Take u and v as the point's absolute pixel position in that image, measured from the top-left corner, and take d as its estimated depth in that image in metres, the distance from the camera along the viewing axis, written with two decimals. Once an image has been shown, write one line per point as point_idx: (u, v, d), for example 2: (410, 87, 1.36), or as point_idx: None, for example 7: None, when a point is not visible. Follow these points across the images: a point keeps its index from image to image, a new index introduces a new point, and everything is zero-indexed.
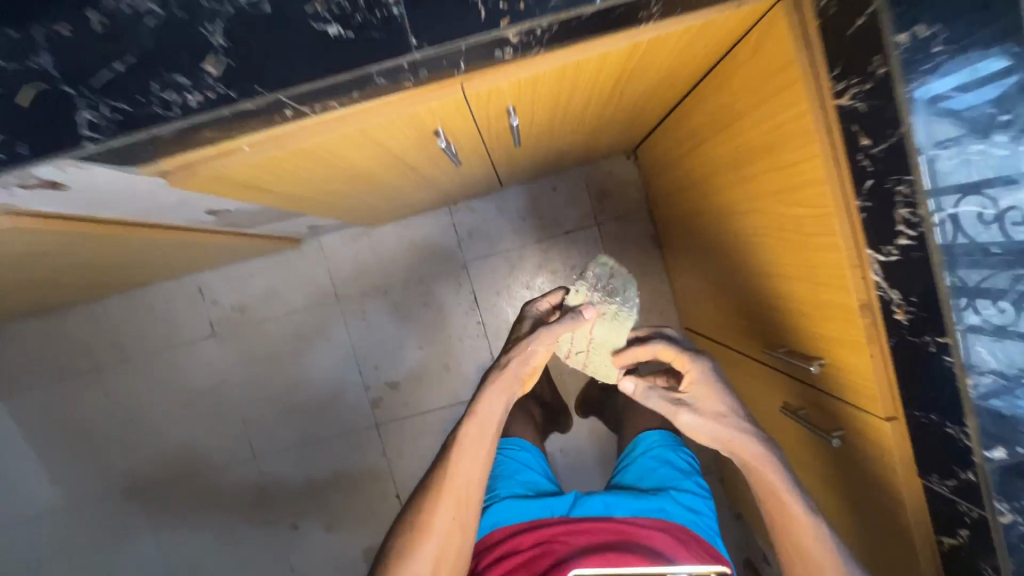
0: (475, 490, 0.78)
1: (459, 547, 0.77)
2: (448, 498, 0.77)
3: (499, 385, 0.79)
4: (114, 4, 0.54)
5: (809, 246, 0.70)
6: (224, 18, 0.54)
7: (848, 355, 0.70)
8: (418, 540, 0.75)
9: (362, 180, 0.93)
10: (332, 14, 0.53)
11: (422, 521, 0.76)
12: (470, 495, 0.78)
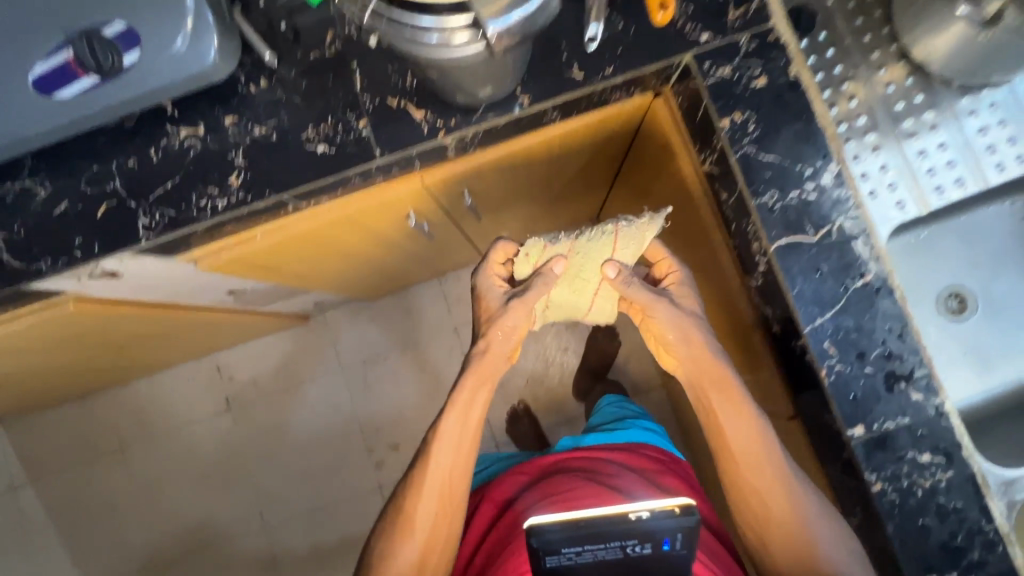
0: (456, 466, 0.81)
1: (443, 530, 0.81)
2: (425, 487, 0.80)
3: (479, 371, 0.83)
4: (167, 142, 0.77)
5: (715, 281, 0.84)
6: (244, 145, 0.76)
7: (758, 371, 0.81)
8: (402, 530, 0.79)
9: (354, 257, 1.13)
10: (320, 137, 0.75)
11: (403, 511, 0.80)
12: (451, 475, 0.81)
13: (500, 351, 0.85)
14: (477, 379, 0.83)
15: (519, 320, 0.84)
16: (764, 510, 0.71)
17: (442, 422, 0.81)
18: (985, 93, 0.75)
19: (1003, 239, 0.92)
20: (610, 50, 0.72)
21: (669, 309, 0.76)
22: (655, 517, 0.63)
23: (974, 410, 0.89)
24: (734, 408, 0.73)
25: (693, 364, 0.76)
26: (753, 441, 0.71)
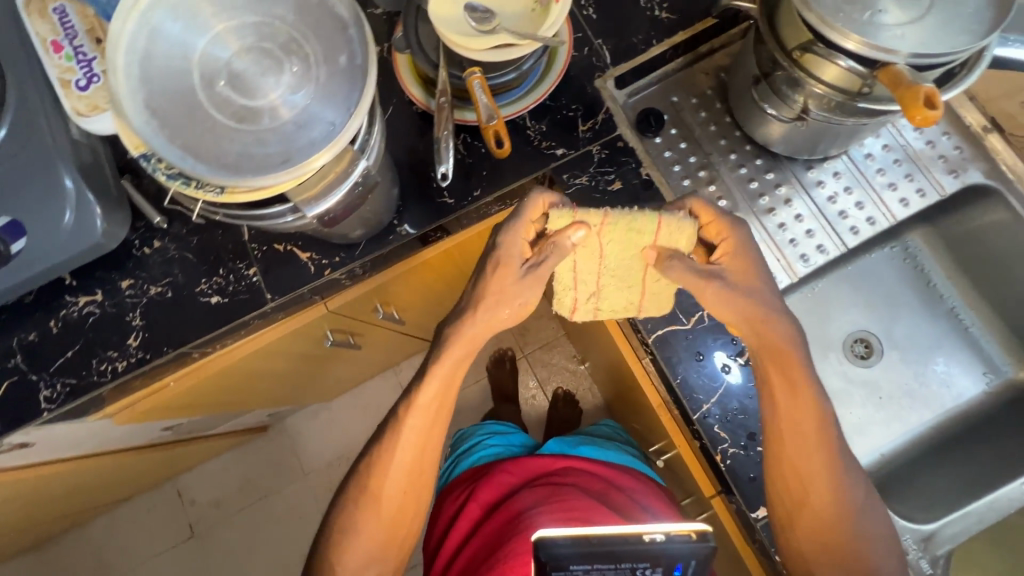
0: (428, 436, 0.74)
1: (407, 504, 0.76)
2: (397, 456, 0.74)
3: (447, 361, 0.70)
4: (66, 311, 0.79)
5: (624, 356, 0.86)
6: (141, 305, 0.78)
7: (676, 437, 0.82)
8: (363, 503, 0.75)
9: (284, 377, 1.13)
10: (213, 289, 0.78)
11: (369, 485, 0.75)
12: (422, 446, 0.74)
13: (474, 338, 0.69)
14: (453, 361, 0.70)
15: (531, 295, 0.68)
16: (803, 495, 0.67)
17: (417, 395, 0.72)
18: (829, 164, 0.81)
19: (897, 282, 0.95)
20: (475, 175, 0.78)
21: (735, 248, 0.66)
22: (671, 540, 0.58)
23: (900, 454, 0.90)
24: (801, 384, 0.66)
25: (763, 329, 0.65)
26: (807, 425, 0.67)
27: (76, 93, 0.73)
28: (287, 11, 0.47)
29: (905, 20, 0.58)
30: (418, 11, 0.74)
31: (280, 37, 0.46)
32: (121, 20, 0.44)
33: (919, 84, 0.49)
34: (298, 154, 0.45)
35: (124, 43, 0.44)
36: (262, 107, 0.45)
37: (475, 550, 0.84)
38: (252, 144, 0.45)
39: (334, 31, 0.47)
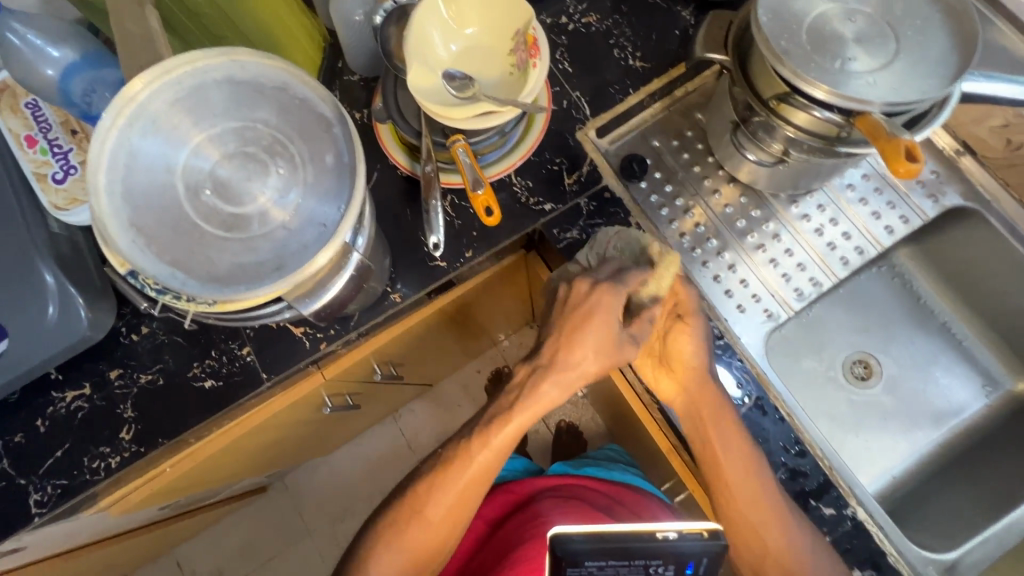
0: (488, 472, 0.72)
1: (453, 523, 0.73)
2: (459, 485, 0.71)
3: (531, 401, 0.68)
4: (53, 408, 0.76)
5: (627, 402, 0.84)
6: (132, 396, 0.76)
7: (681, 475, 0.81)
8: (410, 519, 0.72)
9: (282, 446, 1.09)
10: (206, 373, 0.76)
11: (418, 502, 0.72)
12: (484, 474, 0.71)
13: (568, 383, 0.68)
14: (532, 402, 0.69)
15: (597, 334, 0.67)
16: (759, 540, 0.66)
17: (490, 432, 0.70)
18: (812, 198, 0.82)
19: (889, 302, 0.96)
20: (466, 236, 0.77)
21: (697, 319, 0.69)
22: (683, 539, 0.58)
23: (912, 474, 0.90)
24: (737, 443, 0.67)
25: (692, 393, 0.68)
26: (751, 476, 0.66)
27: (54, 186, 0.71)
28: (269, 113, 0.47)
29: (874, 66, 0.60)
30: (396, 79, 0.74)
31: (264, 140, 0.46)
32: (98, 140, 0.43)
33: (896, 137, 0.50)
34: (291, 259, 0.44)
35: (102, 163, 0.43)
36: (250, 214, 0.45)
37: (484, 559, 0.85)
38: (241, 252, 0.44)
39: (319, 130, 0.47)
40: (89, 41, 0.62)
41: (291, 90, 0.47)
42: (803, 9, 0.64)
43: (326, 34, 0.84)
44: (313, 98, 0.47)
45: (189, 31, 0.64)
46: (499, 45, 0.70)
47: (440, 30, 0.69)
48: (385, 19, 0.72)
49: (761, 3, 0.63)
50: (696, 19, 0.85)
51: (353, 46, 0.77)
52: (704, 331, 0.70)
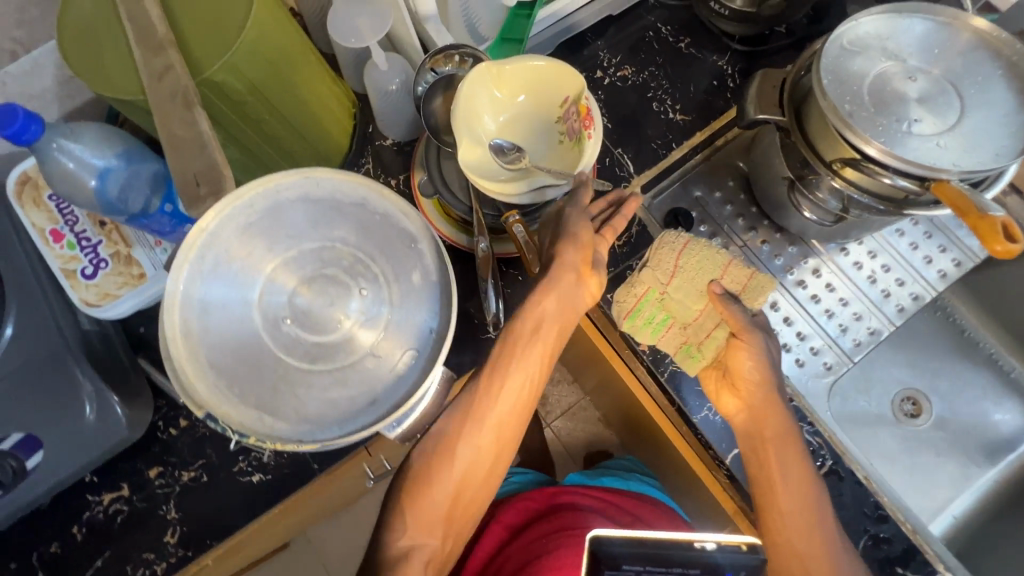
0: (509, 427, 0.61)
1: (478, 485, 0.61)
2: (472, 443, 0.60)
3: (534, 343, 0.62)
4: (89, 514, 0.71)
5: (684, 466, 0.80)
6: (174, 495, 0.72)
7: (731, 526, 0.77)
8: (424, 488, 0.58)
9: (317, 521, 1.03)
10: (253, 466, 0.72)
11: (430, 466, 0.59)
12: (504, 435, 0.61)
13: (564, 306, 0.62)
14: (528, 327, 0.61)
15: (583, 236, 0.62)
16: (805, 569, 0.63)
17: (499, 375, 0.60)
18: (861, 244, 0.82)
19: (933, 336, 0.95)
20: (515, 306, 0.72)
21: (760, 337, 0.68)
22: (722, 550, 0.57)
23: (973, 514, 0.89)
24: (797, 471, 0.65)
25: (755, 411, 0.67)
26: (808, 504, 0.64)
27: (84, 282, 0.68)
28: (346, 231, 0.47)
29: (941, 127, 0.59)
30: (439, 150, 0.72)
31: (344, 260, 0.46)
32: (174, 276, 0.42)
33: (990, 214, 0.49)
34: (384, 391, 0.44)
35: (182, 303, 0.42)
36: (336, 342, 0.45)
37: (508, 559, 0.81)
38: (331, 385, 0.44)
39: (403, 247, 0.47)
40: (127, 140, 0.58)
41: (370, 205, 0.47)
42: (862, 67, 0.62)
43: (355, 96, 0.81)
44: (394, 214, 0.47)
45: (228, 118, 0.60)
46: (546, 114, 0.67)
47: (487, 103, 0.66)
48: (430, 89, 0.69)
49: (821, 65, 0.61)
50: (733, 68, 0.84)
51: (388, 114, 0.75)
52: (767, 349, 0.68)
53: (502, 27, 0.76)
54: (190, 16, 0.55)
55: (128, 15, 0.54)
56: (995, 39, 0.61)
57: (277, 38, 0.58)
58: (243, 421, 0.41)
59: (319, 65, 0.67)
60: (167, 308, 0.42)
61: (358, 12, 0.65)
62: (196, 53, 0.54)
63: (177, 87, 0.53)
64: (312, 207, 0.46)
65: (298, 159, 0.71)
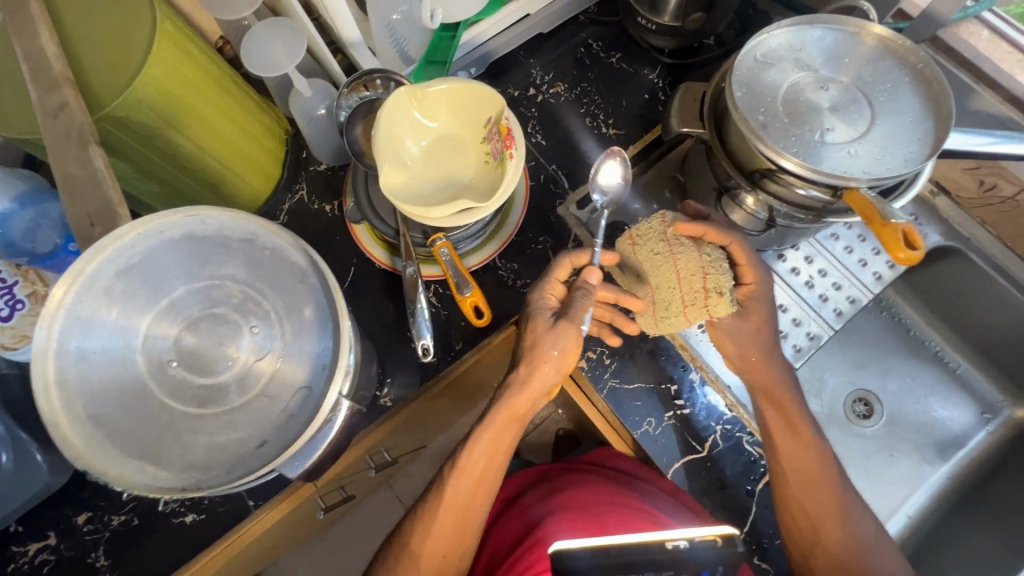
0: (471, 504, 0.65)
1: (450, 563, 0.65)
2: (440, 518, 0.65)
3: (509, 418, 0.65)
4: (13, 566, 0.68)
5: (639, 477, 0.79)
6: (105, 541, 0.69)
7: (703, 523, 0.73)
8: (399, 561, 0.64)
9: (275, 555, 0.96)
10: (186, 505, 0.70)
11: (409, 540, 0.65)
12: (462, 513, 0.65)
13: (530, 393, 0.65)
14: (499, 421, 0.65)
15: (568, 344, 0.64)
16: (814, 530, 0.62)
17: (461, 456, 0.65)
18: (798, 250, 0.83)
19: (879, 336, 0.95)
20: (454, 326, 0.73)
21: (732, 315, 0.66)
22: (696, 548, 0.50)
23: (926, 513, 0.88)
24: (793, 425, 0.65)
25: (748, 368, 0.67)
26: (813, 460, 0.64)
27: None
28: (236, 268, 0.48)
29: (853, 135, 0.60)
30: (366, 175, 0.72)
31: (233, 297, 0.47)
32: (47, 324, 0.41)
33: (892, 222, 0.50)
34: (274, 433, 0.44)
35: (57, 352, 0.42)
36: (227, 384, 0.45)
37: (497, 543, 0.71)
38: (220, 429, 0.44)
39: (294, 283, 0.48)
40: (32, 179, 0.58)
41: (260, 241, 0.48)
42: (776, 79, 0.62)
43: (288, 122, 0.80)
44: (284, 249, 0.48)
45: (138, 152, 0.59)
46: (471, 134, 0.68)
47: (408, 128, 0.66)
48: (350, 116, 0.69)
49: (733, 78, 0.61)
50: (664, 81, 0.85)
51: (319, 140, 0.75)
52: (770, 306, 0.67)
53: (428, 48, 0.77)
54: (89, 50, 0.54)
55: (24, 53, 0.52)
56: (901, 47, 0.62)
57: (183, 73, 0.57)
58: (121, 472, 0.41)
59: (240, 96, 0.67)
60: (40, 358, 0.41)
61: (273, 40, 0.64)
62: (94, 89, 0.53)
63: (72, 124, 0.51)
64: (198, 246, 0.47)
65: (223, 191, 0.70)
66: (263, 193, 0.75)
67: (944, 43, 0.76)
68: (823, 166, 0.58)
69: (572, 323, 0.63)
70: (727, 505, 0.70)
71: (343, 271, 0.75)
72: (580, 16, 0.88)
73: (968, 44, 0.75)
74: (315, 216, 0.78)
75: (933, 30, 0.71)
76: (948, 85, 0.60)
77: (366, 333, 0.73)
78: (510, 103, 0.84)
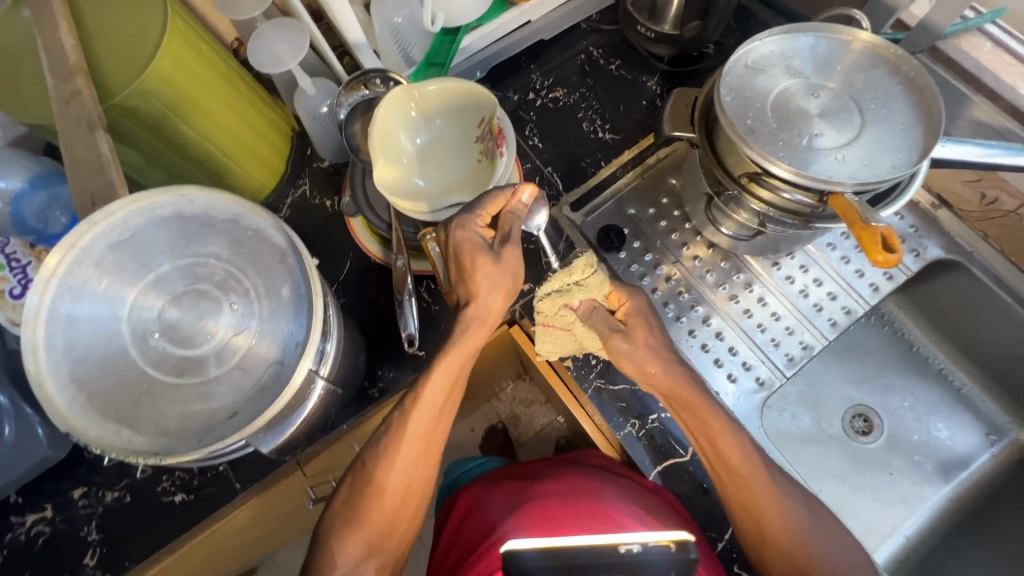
0: (433, 436, 0.62)
1: (413, 495, 0.62)
2: (404, 449, 0.60)
3: (465, 333, 0.60)
4: (11, 535, 0.70)
5: None
6: (97, 516, 0.71)
7: None
8: (364, 501, 0.60)
9: (263, 545, 0.94)
10: (177, 485, 0.71)
11: (369, 472, 0.61)
12: (425, 441, 0.61)
13: (494, 318, 0.61)
14: (463, 350, 0.60)
15: (514, 265, 0.60)
16: (758, 527, 0.61)
17: (423, 387, 0.60)
18: (794, 259, 0.83)
19: (880, 351, 0.93)
20: (445, 321, 0.74)
21: (621, 342, 0.64)
22: (649, 553, 0.49)
23: (925, 535, 0.85)
24: (718, 430, 0.62)
25: (653, 382, 0.64)
26: (742, 453, 0.61)
27: (11, 301, 0.65)
28: (219, 246, 0.51)
29: (842, 141, 0.59)
30: (364, 170, 0.74)
31: (217, 274, 0.50)
32: (38, 291, 0.44)
33: (873, 224, 0.51)
34: (245, 405, 0.47)
35: (46, 318, 0.44)
36: (203, 356, 0.48)
37: (471, 533, 0.67)
38: (194, 399, 0.47)
39: (274, 262, 0.50)
40: (46, 164, 0.63)
41: (244, 221, 0.51)
42: (766, 85, 0.63)
43: (295, 120, 0.83)
44: (266, 229, 0.51)
45: (143, 140, 0.62)
46: (466, 134, 0.70)
47: (404, 125, 0.68)
48: (349, 113, 0.72)
49: (722, 83, 0.62)
50: (663, 88, 0.86)
51: (320, 137, 0.77)
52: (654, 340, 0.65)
53: (428, 52, 0.79)
54: (103, 42, 0.57)
55: (44, 45, 0.56)
56: (893, 56, 0.62)
57: (190, 66, 0.60)
58: (100, 435, 0.44)
59: (245, 93, 0.70)
60: (31, 323, 0.44)
61: (278, 39, 0.67)
62: (105, 79, 0.56)
63: (82, 112, 0.55)
64: (186, 223, 0.50)
65: (224, 181, 0.72)
66: (267, 186, 0.78)
67: (944, 54, 0.75)
68: (810, 170, 0.58)
69: (513, 248, 0.59)
70: (708, 510, 0.70)
71: (338, 264, 0.77)
72: (582, 23, 0.89)
73: (965, 59, 0.74)
74: (316, 211, 0.80)
75: (929, 40, 0.72)
76: (939, 92, 0.59)
77: (358, 325, 0.74)
78: (510, 107, 0.86)
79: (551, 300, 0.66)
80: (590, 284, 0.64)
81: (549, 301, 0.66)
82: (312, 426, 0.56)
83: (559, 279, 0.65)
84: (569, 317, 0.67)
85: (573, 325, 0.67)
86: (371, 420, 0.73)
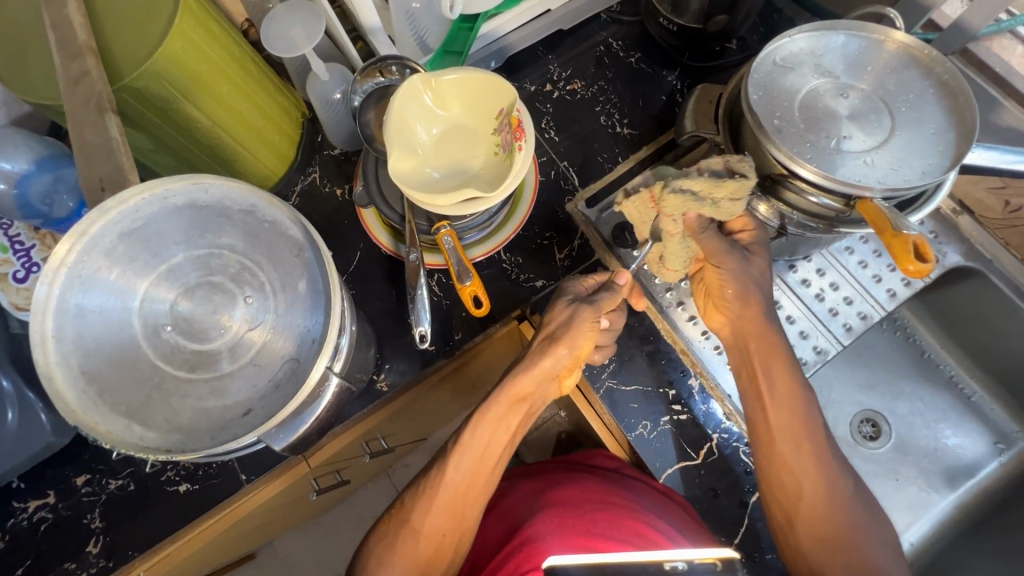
0: (472, 484, 0.63)
1: (448, 544, 0.62)
2: (441, 496, 0.62)
3: (517, 386, 0.63)
4: (14, 521, 0.69)
5: None
6: (101, 504, 0.70)
7: None
8: (399, 538, 0.61)
9: (267, 531, 0.94)
10: (181, 475, 0.70)
11: (407, 514, 0.62)
12: (464, 492, 0.62)
13: (544, 377, 0.63)
14: (508, 400, 0.63)
15: (587, 329, 0.63)
16: (794, 500, 0.61)
17: (466, 434, 0.62)
18: (810, 262, 0.81)
19: (891, 356, 0.92)
20: (456, 316, 0.73)
21: (738, 257, 0.62)
22: (694, 570, 0.45)
23: (928, 542, 0.85)
24: (784, 383, 0.62)
25: (738, 323, 0.64)
26: (795, 411, 0.62)
27: (14, 286, 0.64)
28: (234, 238, 0.50)
29: (871, 144, 0.58)
30: (377, 161, 0.73)
31: (230, 267, 0.49)
32: (48, 280, 0.44)
33: (903, 233, 0.49)
34: (259, 403, 0.47)
35: (57, 308, 0.44)
36: (216, 351, 0.47)
37: (487, 536, 0.68)
38: (206, 395, 0.47)
39: (290, 255, 0.49)
40: (52, 146, 0.62)
41: (259, 212, 0.50)
42: (794, 84, 0.61)
43: (305, 106, 0.81)
44: (282, 222, 0.50)
45: (153, 124, 0.60)
46: (483, 126, 0.68)
47: (420, 114, 0.66)
48: (363, 101, 0.71)
49: (750, 81, 0.60)
50: (683, 83, 0.84)
51: (332, 123, 0.75)
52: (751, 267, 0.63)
53: (445, 39, 0.77)
54: (112, 21, 0.55)
55: (51, 21, 0.54)
56: (926, 57, 0.61)
57: (204, 51, 0.58)
58: (110, 429, 0.43)
59: (258, 78, 0.68)
60: (40, 313, 0.43)
61: (293, 22, 0.65)
62: (114, 59, 0.54)
63: (91, 93, 0.53)
64: (199, 213, 0.49)
65: (236, 169, 0.70)
66: (278, 174, 0.76)
67: (974, 56, 0.74)
68: (837, 174, 0.56)
69: (592, 310, 0.63)
70: (717, 514, 0.70)
71: (348, 255, 0.76)
72: (602, 14, 0.87)
73: (1000, 59, 0.73)
74: (326, 200, 0.79)
75: (960, 43, 0.71)
76: (973, 97, 0.58)
77: (367, 317, 0.73)
78: (526, 98, 0.84)
79: (680, 200, 0.59)
80: (724, 209, 0.59)
81: (679, 200, 0.59)
82: (323, 422, 0.55)
83: (703, 189, 0.58)
84: (678, 224, 0.62)
85: (675, 233, 0.63)
86: (381, 411, 0.73)
